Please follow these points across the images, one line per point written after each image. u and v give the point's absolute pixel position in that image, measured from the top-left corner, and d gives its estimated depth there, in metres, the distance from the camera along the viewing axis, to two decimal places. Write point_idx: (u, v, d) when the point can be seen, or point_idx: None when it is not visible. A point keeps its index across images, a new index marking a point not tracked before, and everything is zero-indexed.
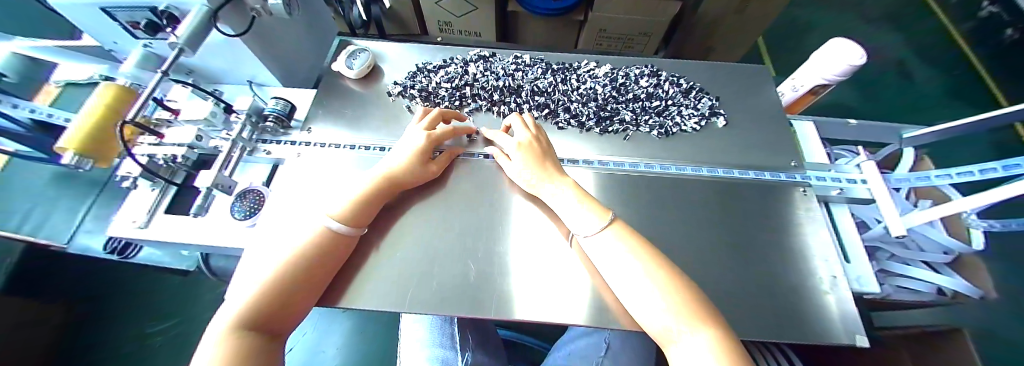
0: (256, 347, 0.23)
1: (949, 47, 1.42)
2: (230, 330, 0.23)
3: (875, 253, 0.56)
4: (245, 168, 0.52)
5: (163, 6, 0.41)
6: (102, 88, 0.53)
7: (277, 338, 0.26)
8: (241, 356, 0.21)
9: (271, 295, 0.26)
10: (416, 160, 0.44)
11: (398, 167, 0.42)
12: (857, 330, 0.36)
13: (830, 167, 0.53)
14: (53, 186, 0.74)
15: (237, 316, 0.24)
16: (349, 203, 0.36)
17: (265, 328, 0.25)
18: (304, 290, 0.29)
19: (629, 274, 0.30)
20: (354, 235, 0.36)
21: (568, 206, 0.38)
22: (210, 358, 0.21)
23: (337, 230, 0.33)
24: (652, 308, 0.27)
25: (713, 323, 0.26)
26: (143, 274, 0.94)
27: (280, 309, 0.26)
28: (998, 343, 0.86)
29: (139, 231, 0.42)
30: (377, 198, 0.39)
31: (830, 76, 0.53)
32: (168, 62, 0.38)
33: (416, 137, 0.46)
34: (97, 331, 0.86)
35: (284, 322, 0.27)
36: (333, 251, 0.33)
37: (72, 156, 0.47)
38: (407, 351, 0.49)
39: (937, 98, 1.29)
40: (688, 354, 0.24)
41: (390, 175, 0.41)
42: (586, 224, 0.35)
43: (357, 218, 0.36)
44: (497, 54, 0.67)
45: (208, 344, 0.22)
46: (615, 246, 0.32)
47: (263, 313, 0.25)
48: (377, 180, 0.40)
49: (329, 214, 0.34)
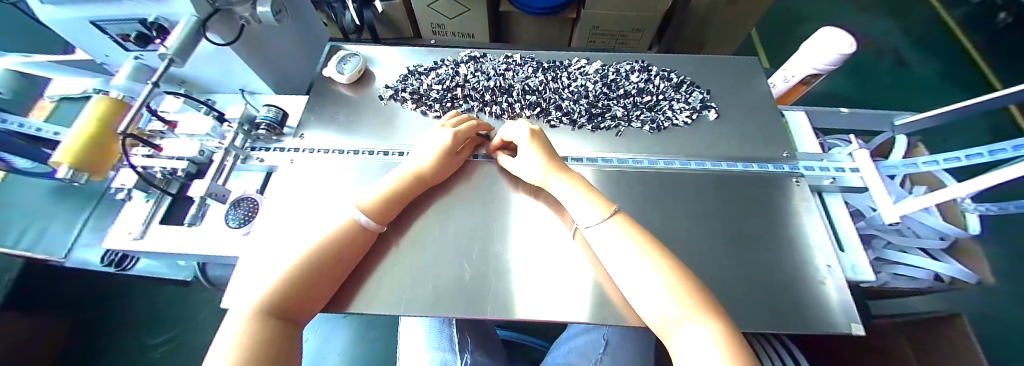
0: (277, 331, 0.24)
1: (941, 34, 1.42)
2: (251, 313, 0.23)
3: (872, 241, 0.55)
4: (238, 176, 0.52)
5: (152, 17, 0.41)
6: (93, 102, 0.52)
7: (296, 324, 0.27)
8: (261, 342, 0.22)
9: (291, 283, 0.27)
10: (441, 157, 0.45)
11: (423, 166, 0.43)
12: (853, 319, 0.36)
13: (823, 157, 0.53)
14: (49, 201, 0.74)
15: (259, 302, 0.24)
16: (376, 196, 0.38)
17: (285, 317, 0.25)
18: (320, 281, 0.30)
19: (632, 266, 0.30)
20: (376, 230, 0.37)
21: (565, 194, 0.40)
22: (231, 342, 0.21)
23: (364, 223, 0.35)
24: (654, 298, 0.27)
25: (715, 315, 0.25)
26: (142, 286, 0.94)
27: (297, 298, 0.27)
28: (997, 328, 0.86)
29: (135, 242, 0.42)
30: (403, 195, 0.41)
31: (820, 66, 0.53)
32: (158, 72, 0.38)
33: (439, 132, 0.47)
34: (97, 344, 0.86)
35: (301, 310, 0.28)
36: (354, 244, 0.34)
37: (67, 170, 0.46)
38: (408, 352, 0.49)
39: (931, 85, 1.29)
40: (688, 345, 0.24)
41: (419, 172, 0.43)
42: (588, 215, 0.36)
43: (381, 214, 0.38)
44: (488, 54, 0.67)
45: (229, 328, 0.22)
46: (618, 237, 0.33)
47: (283, 301, 0.26)
48: (404, 177, 0.41)
49: (357, 203, 0.36)
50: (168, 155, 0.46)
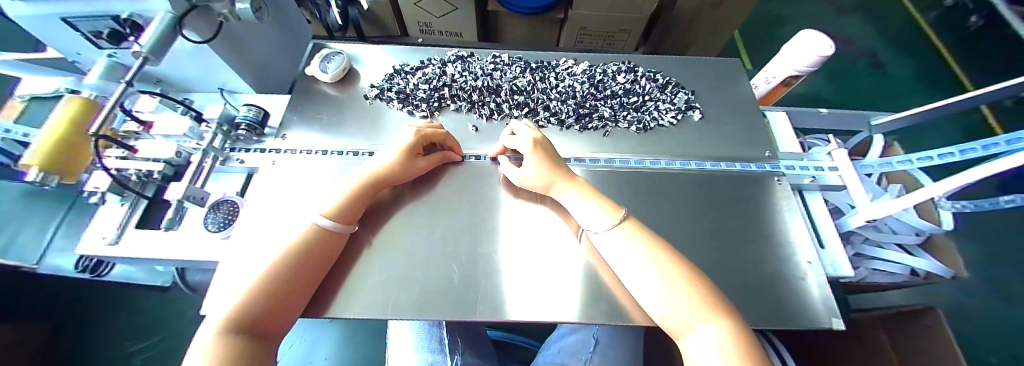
0: (244, 347, 0.23)
1: (916, 36, 1.47)
2: (219, 330, 0.23)
3: (851, 237, 0.57)
4: (218, 178, 0.50)
5: (126, 14, 0.39)
6: (64, 101, 0.50)
7: (267, 338, 0.26)
8: (230, 357, 0.21)
9: (260, 296, 0.26)
10: (402, 157, 0.43)
11: (384, 166, 0.42)
12: (833, 314, 0.37)
13: (803, 157, 0.55)
14: (22, 203, 0.70)
15: (228, 316, 0.24)
16: (339, 199, 0.37)
17: (254, 330, 0.25)
18: (294, 293, 0.29)
19: (639, 268, 0.31)
20: (343, 232, 0.36)
21: (576, 203, 0.39)
22: (200, 360, 0.21)
23: (326, 226, 0.34)
24: (660, 298, 0.29)
25: (722, 313, 0.27)
26: (120, 292, 0.91)
27: (269, 309, 0.26)
28: (968, 318, 0.90)
29: (108, 248, 0.40)
30: (362, 195, 0.39)
31: (800, 67, 0.55)
32: (132, 71, 0.36)
33: (404, 133, 0.45)
34: (70, 353, 0.82)
35: (274, 323, 0.27)
36: (319, 249, 0.33)
37: (37, 173, 0.45)
38: (396, 355, 0.49)
39: (907, 85, 1.34)
40: (700, 345, 0.25)
41: (376, 174, 0.41)
42: (597, 221, 0.36)
43: (346, 216, 0.37)
44: (475, 54, 0.67)
45: (198, 347, 0.22)
46: (625, 244, 0.33)
47: (254, 314, 0.25)
48: (364, 177, 0.40)
49: (317, 211, 0.35)
50: (145, 156, 0.44)
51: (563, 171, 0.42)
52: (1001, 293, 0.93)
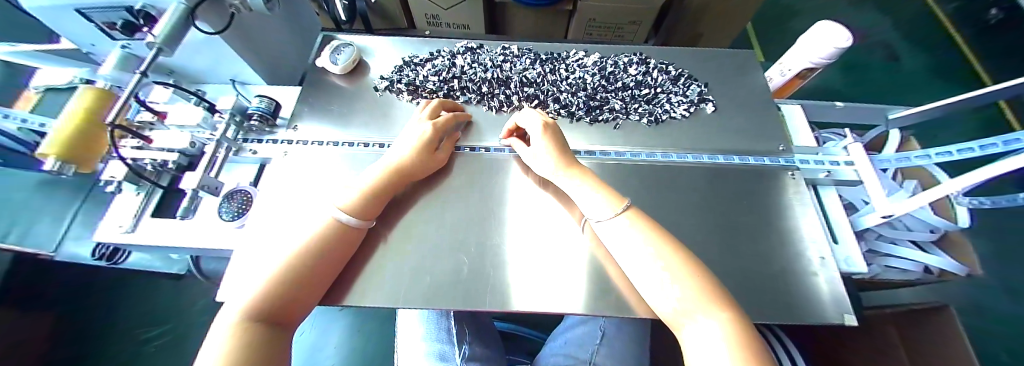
0: (264, 336, 0.23)
1: (935, 29, 1.43)
2: (239, 321, 0.23)
3: (865, 234, 0.56)
4: (232, 169, 0.51)
5: (139, 5, 0.40)
6: (80, 91, 0.51)
7: (287, 328, 0.27)
8: (247, 346, 0.21)
9: (278, 287, 0.27)
10: (421, 152, 0.43)
11: (403, 160, 0.42)
12: (846, 310, 0.37)
13: (817, 151, 0.54)
14: (40, 193, 0.72)
15: (248, 306, 0.24)
16: (356, 195, 0.36)
17: (274, 319, 0.25)
18: (312, 284, 0.30)
19: (641, 258, 0.31)
20: (362, 227, 0.36)
21: (580, 192, 0.39)
22: (221, 348, 0.21)
23: (345, 221, 0.34)
24: (664, 290, 0.28)
25: (724, 306, 0.26)
26: (135, 281, 0.93)
27: (287, 300, 0.27)
28: (980, 316, 0.89)
29: (126, 235, 0.41)
30: (384, 191, 0.39)
31: (816, 59, 0.53)
32: (147, 61, 0.37)
33: (419, 128, 0.46)
34: (88, 339, 0.85)
35: (292, 314, 0.27)
36: (340, 243, 0.34)
37: (53, 162, 0.46)
38: (406, 345, 0.49)
39: (924, 79, 1.31)
40: (700, 336, 0.25)
41: (399, 167, 0.42)
42: (599, 209, 0.36)
43: (366, 211, 0.36)
44: (484, 46, 0.66)
45: (217, 336, 0.22)
46: (629, 233, 0.33)
47: (273, 305, 0.25)
48: (385, 172, 0.40)
49: (336, 206, 0.34)
50: (159, 146, 0.45)
51: (574, 162, 0.42)
52: (1015, 291, 0.91)
